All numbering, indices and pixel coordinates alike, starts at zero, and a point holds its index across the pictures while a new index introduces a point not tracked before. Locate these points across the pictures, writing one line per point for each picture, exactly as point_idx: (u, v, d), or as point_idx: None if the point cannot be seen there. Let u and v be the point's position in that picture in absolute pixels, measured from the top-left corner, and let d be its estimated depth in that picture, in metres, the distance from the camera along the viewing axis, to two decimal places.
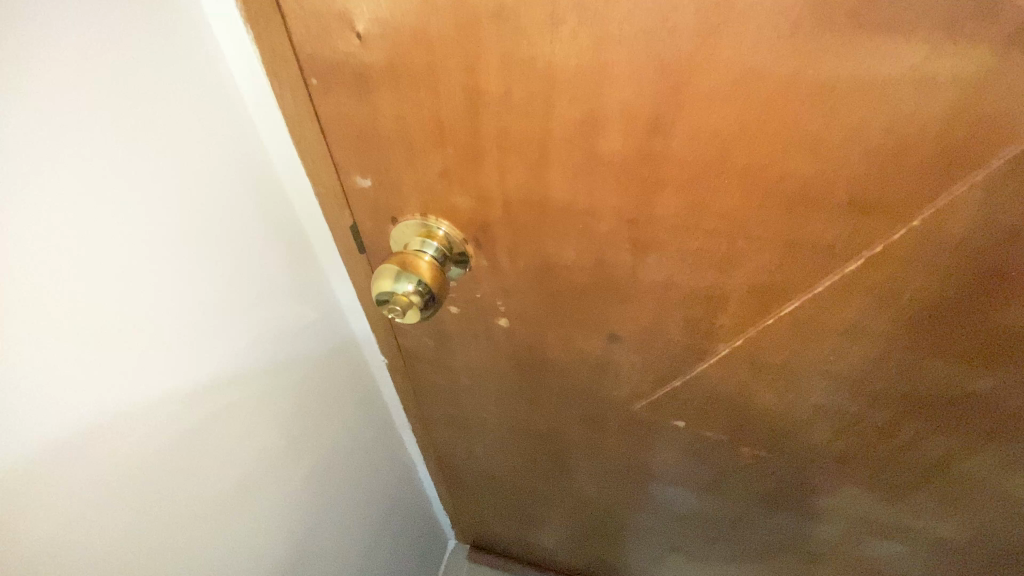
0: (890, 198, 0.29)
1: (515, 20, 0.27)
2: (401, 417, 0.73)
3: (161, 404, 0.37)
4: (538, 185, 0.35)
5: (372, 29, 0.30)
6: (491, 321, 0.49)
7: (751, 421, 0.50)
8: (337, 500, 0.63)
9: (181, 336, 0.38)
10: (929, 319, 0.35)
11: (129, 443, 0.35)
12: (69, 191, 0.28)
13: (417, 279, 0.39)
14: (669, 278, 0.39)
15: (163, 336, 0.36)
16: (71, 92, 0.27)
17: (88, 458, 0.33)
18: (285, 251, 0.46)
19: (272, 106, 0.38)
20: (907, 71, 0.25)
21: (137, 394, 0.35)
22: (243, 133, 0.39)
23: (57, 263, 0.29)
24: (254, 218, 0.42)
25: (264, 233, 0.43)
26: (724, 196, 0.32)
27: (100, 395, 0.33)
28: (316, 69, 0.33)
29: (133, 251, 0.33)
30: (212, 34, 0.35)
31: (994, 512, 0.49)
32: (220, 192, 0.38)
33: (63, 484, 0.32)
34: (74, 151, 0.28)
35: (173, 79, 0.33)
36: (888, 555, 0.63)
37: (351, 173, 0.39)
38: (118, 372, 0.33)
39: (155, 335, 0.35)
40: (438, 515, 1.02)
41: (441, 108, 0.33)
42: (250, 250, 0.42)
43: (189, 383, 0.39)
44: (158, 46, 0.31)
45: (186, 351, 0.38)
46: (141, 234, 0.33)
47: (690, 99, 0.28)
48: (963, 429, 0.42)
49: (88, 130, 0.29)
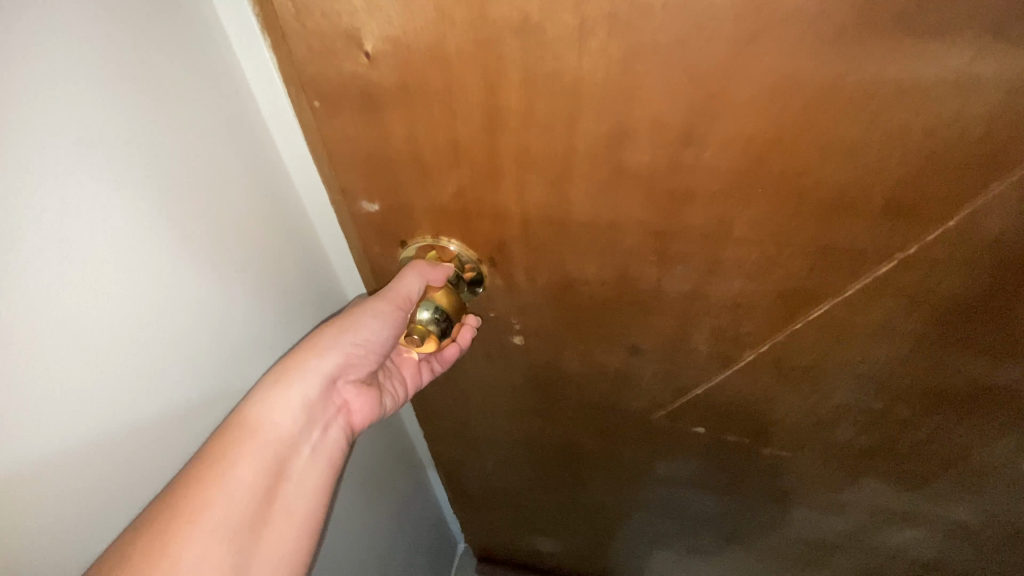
0: (926, 200, 0.29)
1: (539, 33, 0.26)
2: (414, 423, 0.71)
3: (179, 423, 0.35)
4: (560, 202, 0.34)
5: (382, 48, 0.28)
6: (505, 339, 0.47)
7: (773, 423, 0.49)
8: (358, 515, 0.61)
9: (196, 368, 0.36)
10: (961, 316, 0.35)
11: (138, 468, 0.33)
12: (93, 217, 0.27)
13: (433, 306, 0.39)
14: (695, 289, 0.37)
15: (176, 372, 0.34)
16: (90, 114, 0.26)
17: (107, 506, 0.31)
18: (300, 280, 0.44)
19: (294, 126, 0.36)
20: (951, 74, 0.24)
21: (148, 419, 0.33)
22: (263, 151, 0.37)
23: (75, 299, 0.26)
24: (271, 238, 0.39)
25: (280, 253, 0.41)
26: (757, 204, 0.31)
27: (113, 442, 0.31)
28: (320, 90, 0.31)
29: (154, 278, 0.31)
30: (224, 39, 0.32)
31: (1011, 496, 0.50)
32: (242, 213, 0.36)
33: (75, 509, 0.29)
34: (97, 176, 0.26)
35: (194, 91, 0.31)
36: (902, 540, 0.63)
37: (358, 198, 0.37)
38: (130, 397, 0.31)
39: (171, 366, 0.33)
40: (449, 523, 1.01)
41: (456, 128, 0.31)
42: (265, 268, 0.40)
43: (195, 408, 0.37)
44: (174, 54, 0.29)
45: (197, 388, 0.36)
46: (161, 258, 0.31)
47: (725, 109, 0.27)
48: (986, 419, 0.42)
49: (109, 154, 0.27)
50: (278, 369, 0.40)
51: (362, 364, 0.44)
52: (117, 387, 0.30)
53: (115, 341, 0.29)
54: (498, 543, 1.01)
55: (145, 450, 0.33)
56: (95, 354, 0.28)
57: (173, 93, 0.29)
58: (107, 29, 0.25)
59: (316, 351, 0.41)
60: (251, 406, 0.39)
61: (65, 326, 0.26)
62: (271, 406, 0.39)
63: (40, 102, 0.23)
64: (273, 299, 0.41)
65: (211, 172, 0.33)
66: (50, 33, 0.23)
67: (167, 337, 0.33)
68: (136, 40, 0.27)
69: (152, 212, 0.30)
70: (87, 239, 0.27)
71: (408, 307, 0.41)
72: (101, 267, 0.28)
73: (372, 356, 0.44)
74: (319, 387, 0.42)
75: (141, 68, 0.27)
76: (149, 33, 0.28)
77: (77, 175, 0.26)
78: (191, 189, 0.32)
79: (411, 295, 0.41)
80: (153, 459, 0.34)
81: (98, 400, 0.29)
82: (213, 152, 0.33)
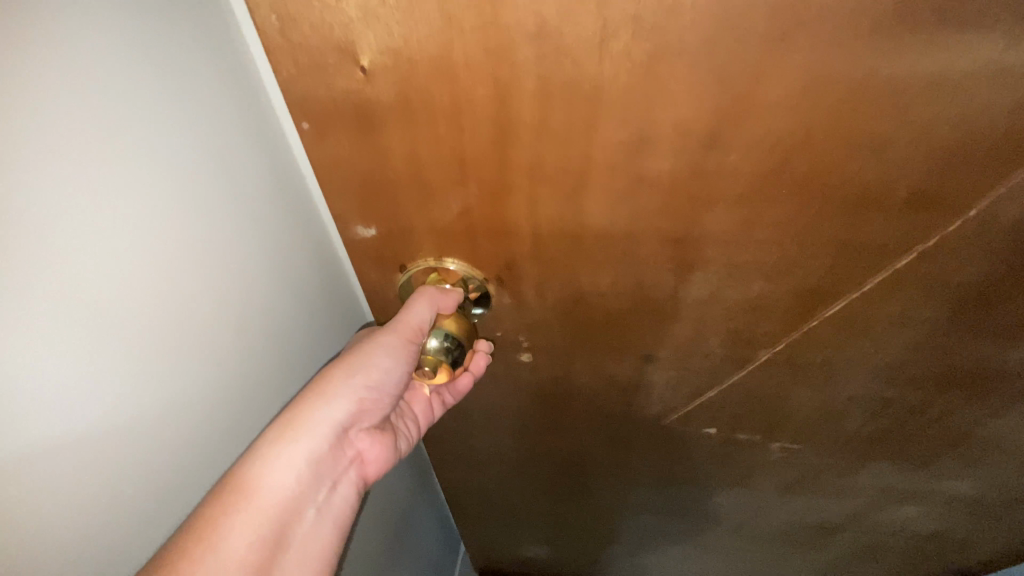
0: (951, 192, 0.28)
1: (557, 39, 0.24)
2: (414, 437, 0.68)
3: (198, 453, 0.32)
4: (574, 215, 0.32)
5: (381, 61, 0.25)
6: (512, 357, 0.45)
7: (785, 418, 0.49)
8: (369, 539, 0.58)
9: (206, 419, 0.32)
10: (976, 302, 0.35)
11: (156, 502, 0.29)
12: (104, 257, 0.23)
13: (443, 334, 0.38)
14: (713, 293, 0.36)
15: (187, 426, 0.30)
16: (98, 139, 0.22)
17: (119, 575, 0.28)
18: (302, 319, 0.39)
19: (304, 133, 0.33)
20: (985, 64, 0.23)
21: (165, 451, 0.29)
22: (281, 167, 0.32)
23: (84, 354, 0.23)
24: (289, 255, 0.36)
25: (294, 275, 0.37)
26: (781, 205, 0.30)
27: (121, 511, 0.27)
28: (308, 111, 0.28)
29: (167, 320, 0.27)
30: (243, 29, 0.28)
31: (1011, 465, 0.51)
32: (259, 238, 0.32)
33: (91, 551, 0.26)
34: (106, 212, 0.23)
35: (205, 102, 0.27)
36: (904, 516, 0.65)
37: (352, 223, 0.34)
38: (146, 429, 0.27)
39: (180, 420, 0.30)
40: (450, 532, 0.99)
41: (463, 143, 0.29)
42: (280, 288, 0.36)
43: (210, 442, 0.33)
44: (187, 61, 0.25)
45: (206, 442, 0.32)
46: (174, 295, 0.27)
47: (752, 110, 0.26)
48: (994, 397, 0.43)
49: (122, 185, 0.23)
50: (283, 418, 0.37)
51: (372, 403, 0.41)
52: (128, 443, 0.26)
53: (126, 397, 0.26)
54: (500, 557, 0.99)
55: (160, 511, 0.30)
56: (107, 414, 0.25)
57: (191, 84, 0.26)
58: (112, 38, 0.22)
59: (325, 398, 0.38)
60: (256, 464, 0.35)
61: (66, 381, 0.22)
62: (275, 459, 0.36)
63: (37, 133, 0.20)
64: (280, 339, 0.37)
65: (230, 178, 0.29)
66: (50, 50, 0.19)
67: (177, 386, 0.29)
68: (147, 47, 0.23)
69: (166, 247, 0.26)
70: (97, 283, 0.23)
71: (420, 338, 0.38)
72: (114, 313, 0.24)
73: (383, 397, 0.41)
74: (329, 435, 0.39)
75: (151, 82, 0.24)
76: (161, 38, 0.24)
77: (78, 213, 0.22)
78: (209, 217, 0.28)
79: (423, 324, 0.38)
80: (162, 528, 0.30)
81: (107, 464, 0.25)
82: (233, 172, 0.29)
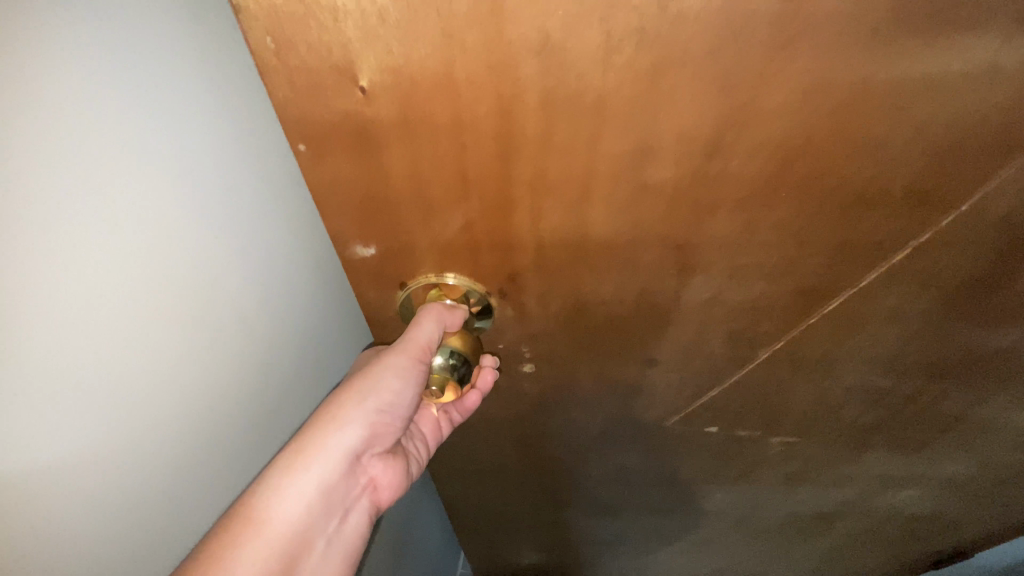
0: (944, 187, 0.29)
1: (561, 53, 0.24)
2: None
3: (204, 481, 0.31)
4: (577, 225, 0.32)
5: (382, 79, 0.25)
6: (514, 369, 0.45)
7: (785, 413, 0.50)
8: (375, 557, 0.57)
9: (203, 452, 0.30)
10: (967, 291, 0.36)
11: (163, 531, 0.28)
12: (102, 282, 0.22)
13: (448, 351, 0.38)
14: (715, 296, 0.37)
15: (193, 451, 0.29)
16: (71, 160, 0.20)
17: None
18: (308, 339, 0.38)
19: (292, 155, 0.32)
20: (976, 64, 0.24)
21: (173, 479, 0.28)
22: (269, 179, 0.31)
23: (73, 393, 0.21)
24: (289, 276, 0.34)
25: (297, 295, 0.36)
26: (781, 207, 0.30)
27: (122, 552, 0.26)
28: (305, 132, 0.27)
29: (165, 351, 0.26)
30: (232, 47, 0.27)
31: (999, 444, 0.53)
32: (252, 256, 0.31)
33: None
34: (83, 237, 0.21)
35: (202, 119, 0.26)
36: (898, 500, 0.66)
37: (350, 243, 0.34)
38: (151, 456, 0.26)
39: (176, 454, 0.28)
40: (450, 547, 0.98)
41: (464, 159, 0.28)
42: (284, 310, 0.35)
43: (217, 470, 0.32)
44: (164, 68, 0.23)
45: (206, 476, 0.31)
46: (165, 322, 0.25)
47: (753, 116, 0.26)
48: (982, 380, 0.44)
49: (107, 210, 0.22)
50: (292, 449, 0.36)
51: (383, 429, 0.40)
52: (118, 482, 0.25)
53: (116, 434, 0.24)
54: (502, 567, 0.98)
55: (156, 552, 0.28)
56: (99, 455, 0.23)
57: (187, 100, 0.25)
58: (80, 48, 0.20)
59: (336, 425, 0.37)
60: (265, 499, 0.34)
61: (64, 412, 0.21)
62: (285, 492, 0.35)
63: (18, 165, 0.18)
64: (282, 364, 0.36)
65: (231, 196, 0.28)
66: (10, 65, 0.18)
67: (172, 418, 0.27)
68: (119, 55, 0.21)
69: (155, 272, 0.24)
70: (80, 313, 0.21)
71: (428, 359, 0.38)
72: (99, 346, 0.22)
73: (395, 419, 0.41)
74: (342, 462, 0.38)
75: (131, 97, 0.22)
76: (134, 44, 0.22)
77: (61, 239, 0.20)
78: (199, 237, 0.27)
79: (430, 343, 0.37)
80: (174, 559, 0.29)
81: (111, 493, 0.24)
82: (221, 187, 0.27)
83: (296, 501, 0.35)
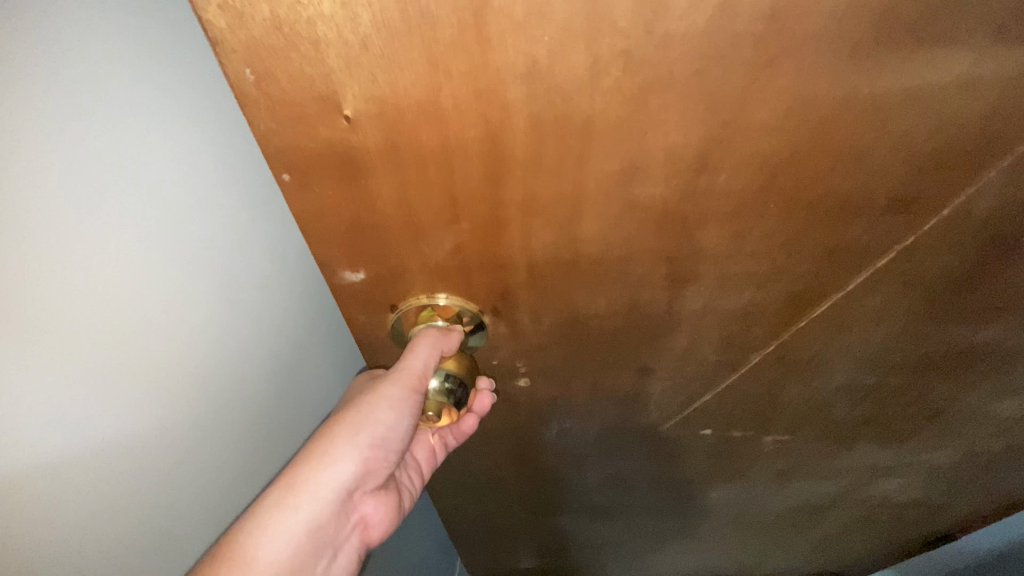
0: (926, 193, 0.30)
1: (548, 77, 0.24)
2: None
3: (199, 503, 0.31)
4: (568, 243, 0.32)
5: (367, 108, 0.24)
6: (509, 383, 0.45)
7: (776, 412, 0.50)
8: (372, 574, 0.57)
9: (197, 473, 0.30)
10: (949, 289, 0.37)
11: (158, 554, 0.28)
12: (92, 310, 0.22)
13: (443, 374, 0.37)
14: (706, 305, 0.37)
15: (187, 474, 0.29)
16: (73, 179, 0.21)
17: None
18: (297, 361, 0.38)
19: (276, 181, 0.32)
20: (955, 76, 0.25)
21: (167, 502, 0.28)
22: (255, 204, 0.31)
23: (66, 418, 0.21)
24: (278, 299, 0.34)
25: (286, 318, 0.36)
26: (770, 218, 0.31)
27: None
28: (289, 162, 0.27)
29: (157, 376, 0.26)
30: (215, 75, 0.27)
31: (982, 432, 0.55)
32: (240, 280, 0.31)
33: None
34: (81, 256, 0.21)
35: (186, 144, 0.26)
36: (887, 489, 0.68)
37: (339, 269, 0.33)
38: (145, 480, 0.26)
39: (176, 468, 0.28)
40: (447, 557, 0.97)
41: (453, 183, 0.28)
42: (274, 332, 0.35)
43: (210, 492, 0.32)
44: (148, 97, 0.23)
45: (199, 500, 0.31)
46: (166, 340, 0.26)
47: (741, 132, 0.26)
48: (965, 372, 0.46)
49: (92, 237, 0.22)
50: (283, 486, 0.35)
51: (376, 463, 0.39)
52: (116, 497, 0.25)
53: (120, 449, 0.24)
54: None
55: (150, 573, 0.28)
56: (91, 483, 0.23)
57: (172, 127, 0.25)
58: (64, 72, 0.20)
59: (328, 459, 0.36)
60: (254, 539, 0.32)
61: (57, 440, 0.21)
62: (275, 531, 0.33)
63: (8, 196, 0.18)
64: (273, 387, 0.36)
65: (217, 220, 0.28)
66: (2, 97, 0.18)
67: (171, 434, 0.27)
68: (114, 77, 0.22)
69: (147, 291, 0.25)
70: (72, 335, 0.21)
71: (423, 387, 0.37)
72: (88, 370, 0.22)
73: (388, 455, 0.39)
74: (331, 502, 0.36)
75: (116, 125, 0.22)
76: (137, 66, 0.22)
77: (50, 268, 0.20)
78: (193, 257, 0.27)
79: (425, 370, 0.37)
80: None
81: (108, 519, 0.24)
82: (213, 207, 0.28)
83: (287, 540, 0.34)
